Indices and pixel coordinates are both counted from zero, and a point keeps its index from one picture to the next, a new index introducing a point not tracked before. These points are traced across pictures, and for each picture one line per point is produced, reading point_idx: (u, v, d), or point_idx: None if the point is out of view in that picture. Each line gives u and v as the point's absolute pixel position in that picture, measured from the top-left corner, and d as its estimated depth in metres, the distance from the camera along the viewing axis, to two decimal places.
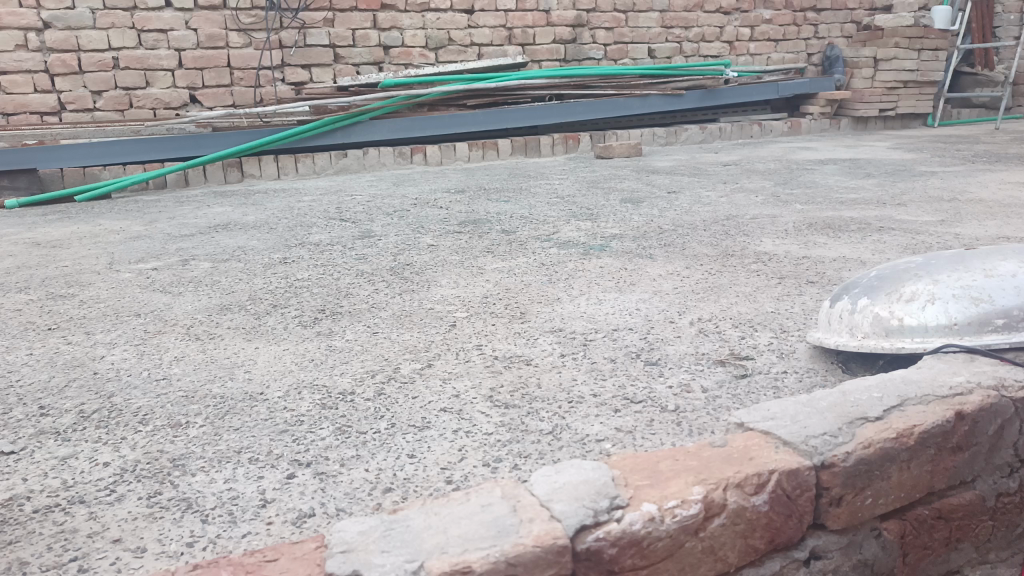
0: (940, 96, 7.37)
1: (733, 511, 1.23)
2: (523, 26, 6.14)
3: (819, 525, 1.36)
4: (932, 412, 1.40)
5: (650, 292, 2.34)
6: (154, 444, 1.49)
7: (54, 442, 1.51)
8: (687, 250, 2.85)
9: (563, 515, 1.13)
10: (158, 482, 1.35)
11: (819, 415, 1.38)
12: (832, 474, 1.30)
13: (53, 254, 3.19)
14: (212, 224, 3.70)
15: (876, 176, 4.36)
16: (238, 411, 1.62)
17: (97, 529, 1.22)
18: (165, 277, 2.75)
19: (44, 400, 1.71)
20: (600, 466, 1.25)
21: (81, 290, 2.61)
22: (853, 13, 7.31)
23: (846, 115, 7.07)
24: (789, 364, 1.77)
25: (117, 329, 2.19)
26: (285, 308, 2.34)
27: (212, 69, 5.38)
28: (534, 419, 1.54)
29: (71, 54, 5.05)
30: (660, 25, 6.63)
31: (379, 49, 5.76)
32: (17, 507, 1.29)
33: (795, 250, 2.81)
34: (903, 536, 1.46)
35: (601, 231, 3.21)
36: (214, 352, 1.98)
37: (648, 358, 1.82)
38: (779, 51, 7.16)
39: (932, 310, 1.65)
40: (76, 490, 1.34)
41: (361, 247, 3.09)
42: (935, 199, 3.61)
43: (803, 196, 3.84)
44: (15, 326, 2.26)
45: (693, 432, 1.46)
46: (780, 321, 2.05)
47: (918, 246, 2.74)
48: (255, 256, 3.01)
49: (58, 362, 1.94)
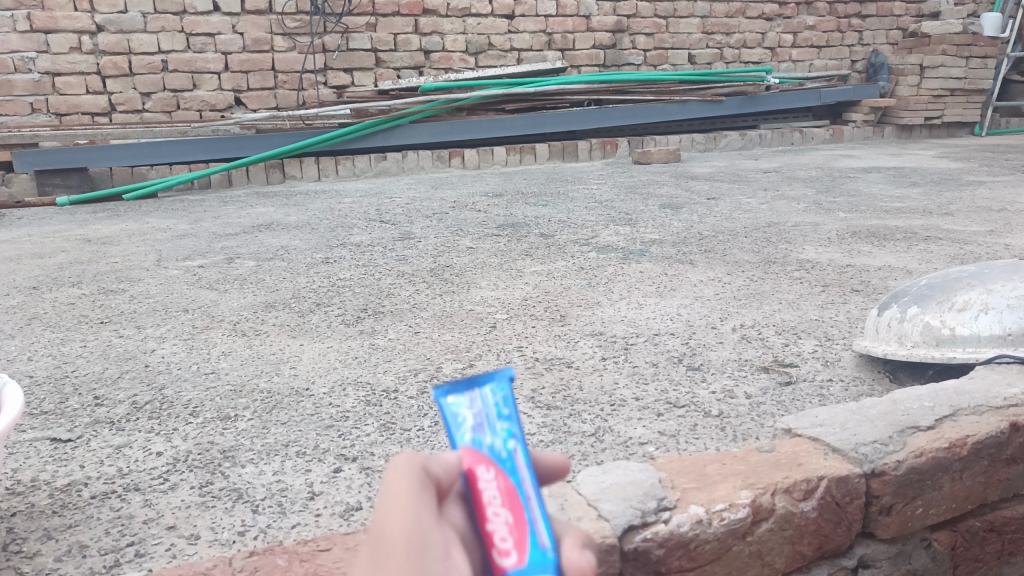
0: (987, 105, 7.21)
1: (781, 516, 1.22)
2: (563, 31, 6.15)
3: (867, 534, 1.35)
4: (986, 423, 1.38)
5: (690, 297, 2.33)
6: (205, 436, 1.52)
7: (109, 431, 1.56)
8: (729, 256, 2.83)
9: (611, 515, 1.13)
10: (210, 472, 1.38)
11: (869, 423, 1.36)
12: (882, 482, 1.29)
13: (103, 251, 3.27)
14: (255, 224, 3.77)
15: (921, 185, 4.28)
16: (285, 406, 1.66)
17: (152, 515, 1.26)
18: (212, 274, 2.82)
19: (98, 391, 1.76)
20: (647, 468, 1.25)
21: (131, 286, 2.68)
22: (900, 19, 7.21)
23: (889, 123, 6.95)
24: (834, 372, 1.75)
25: (167, 324, 2.25)
26: (328, 307, 2.38)
27: (257, 73, 5.48)
28: (576, 421, 1.54)
29: (122, 56, 5.18)
30: (701, 31, 6.59)
31: (420, 54, 5.81)
32: (75, 493, 1.33)
33: (838, 258, 2.78)
34: (954, 548, 1.44)
35: (641, 236, 3.20)
36: (260, 348, 2.02)
37: (690, 363, 1.82)
38: (822, 58, 7.07)
39: (986, 319, 1.62)
40: (132, 477, 1.38)
41: (401, 248, 3.12)
42: (984, 209, 3.54)
43: (846, 205, 3.79)
44: (70, 319, 2.34)
45: (738, 438, 1.45)
46: (824, 329, 2.03)
47: (966, 256, 2.70)
48: (299, 255, 3.06)
49: (111, 355, 2.00)
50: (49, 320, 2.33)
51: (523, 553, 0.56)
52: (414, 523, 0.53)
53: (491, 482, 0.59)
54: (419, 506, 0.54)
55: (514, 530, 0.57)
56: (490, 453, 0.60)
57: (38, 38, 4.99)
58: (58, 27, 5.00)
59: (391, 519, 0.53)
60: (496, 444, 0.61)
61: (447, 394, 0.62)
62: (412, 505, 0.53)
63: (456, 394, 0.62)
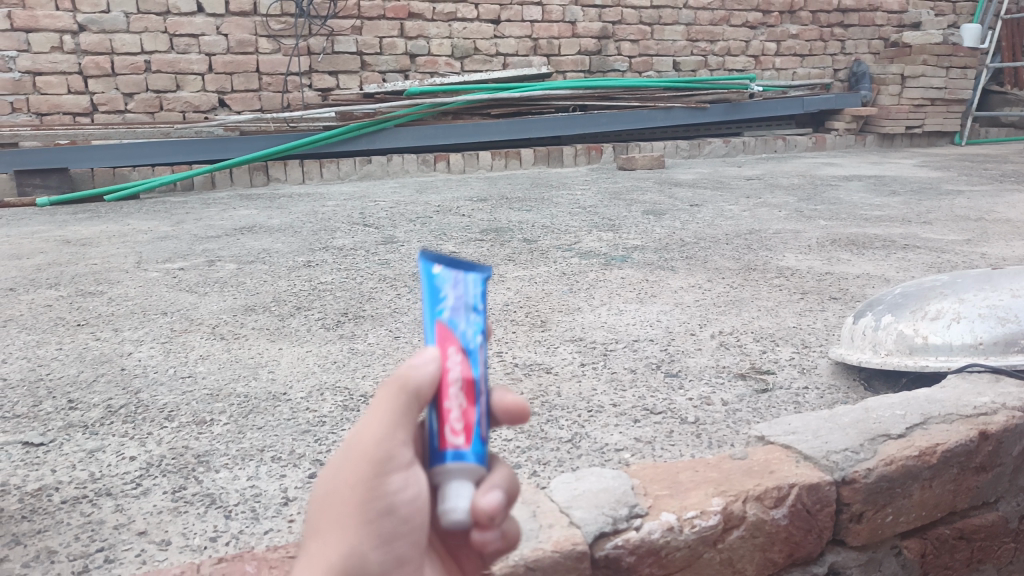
0: (967, 115, 7.30)
1: (752, 523, 1.23)
2: (548, 37, 6.17)
3: (838, 541, 1.36)
4: (956, 430, 1.39)
5: (670, 303, 2.35)
6: (179, 440, 1.51)
7: (82, 435, 1.54)
8: (710, 263, 2.85)
9: (583, 522, 1.14)
10: (184, 477, 1.37)
11: (840, 431, 1.37)
12: (853, 490, 1.30)
13: (83, 252, 3.25)
14: (237, 227, 3.75)
15: (901, 194, 4.33)
16: (262, 410, 1.65)
17: (123, 521, 1.25)
18: (192, 277, 2.80)
19: (72, 394, 1.74)
20: (620, 474, 1.25)
21: (109, 288, 2.66)
22: (881, 29, 7.29)
23: (871, 131, 7.01)
24: (810, 379, 1.76)
25: (145, 327, 2.23)
26: (309, 310, 2.37)
27: (242, 74, 5.46)
28: (553, 427, 1.54)
29: (104, 56, 5.14)
30: (686, 38, 6.64)
31: (405, 57, 5.81)
32: (46, 498, 1.32)
33: (817, 265, 2.80)
34: (924, 555, 1.45)
35: (623, 242, 3.21)
36: (238, 352, 2.01)
37: (669, 369, 1.83)
38: (805, 66, 7.14)
39: (958, 328, 1.64)
40: (103, 482, 1.36)
41: (384, 252, 3.11)
42: (961, 218, 3.58)
43: (826, 212, 3.83)
44: (46, 321, 2.31)
45: (713, 445, 1.46)
46: (802, 336, 2.05)
47: (942, 264, 2.73)
48: (280, 258, 3.05)
49: (86, 358, 1.98)
50: (25, 322, 2.31)
51: (468, 437, 0.69)
52: (381, 450, 0.68)
53: (456, 365, 0.69)
54: (391, 432, 0.68)
55: (465, 413, 0.69)
56: (462, 339, 0.69)
57: (19, 36, 4.95)
58: (39, 26, 4.96)
59: (366, 441, 0.68)
60: (468, 331, 0.69)
61: (432, 267, 0.69)
62: (380, 436, 0.68)
63: (442, 273, 0.68)
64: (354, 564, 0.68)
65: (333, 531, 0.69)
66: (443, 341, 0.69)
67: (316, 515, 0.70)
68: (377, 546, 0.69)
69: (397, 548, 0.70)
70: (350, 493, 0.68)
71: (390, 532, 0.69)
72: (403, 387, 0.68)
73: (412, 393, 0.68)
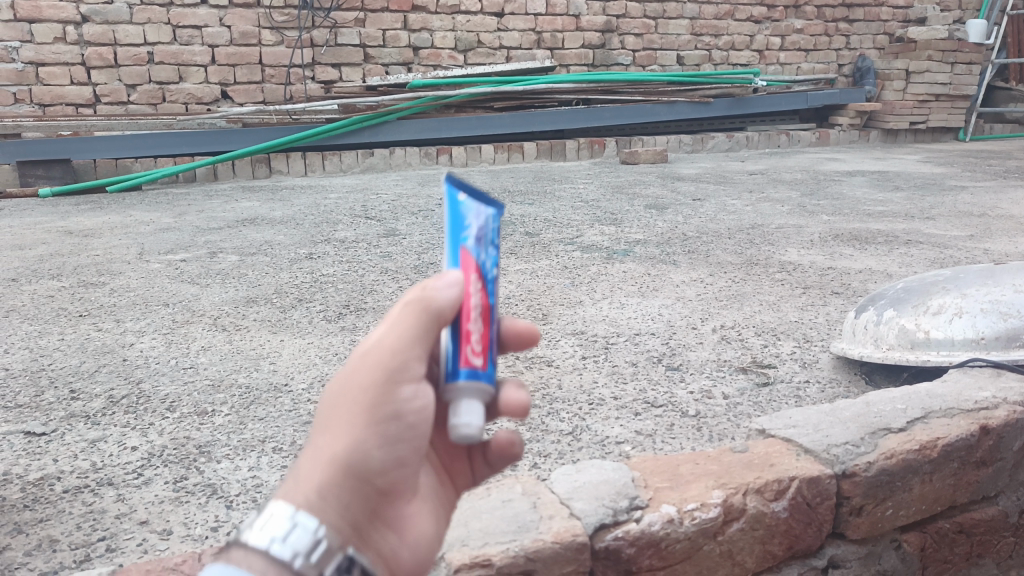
0: (972, 111, 7.27)
1: (752, 516, 1.23)
2: (552, 30, 6.15)
3: (837, 534, 1.36)
4: (956, 425, 1.39)
5: (672, 297, 2.34)
6: (181, 431, 1.52)
7: (84, 425, 1.55)
8: (712, 258, 2.84)
9: (583, 513, 1.14)
10: (185, 468, 1.38)
11: (841, 425, 1.37)
12: (853, 483, 1.30)
13: (85, 243, 3.25)
14: (239, 219, 3.75)
15: (905, 189, 4.31)
16: (263, 401, 1.65)
17: (125, 510, 1.25)
18: (194, 268, 2.80)
19: (75, 384, 1.75)
20: (621, 467, 1.26)
21: (111, 279, 2.66)
22: (887, 24, 7.26)
23: (875, 127, 6.99)
24: (811, 374, 1.76)
25: (147, 318, 2.23)
26: (310, 302, 2.37)
27: (245, 66, 5.45)
28: (554, 419, 1.54)
29: (107, 47, 5.14)
30: (690, 32, 6.61)
31: (408, 50, 5.80)
32: (48, 487, 1.32)
33: (820, 260, 2.79)
34: (923, 549, 1.45)
35: (625, 237, 3.20)
36: (240, 343, 2.02)
37: (669, 363, 1.83)
38: (810, 61, 7.11)
39: (960, 323, 1.64)
40: (105, 472, 1.37)
41: (385, 245, 3.11)
42: (965, 214, 3.57)
43: (830, 207, 3.82)
44: (48, 311, 2.32)
45: (714, 438, 1.46)
46: (803, 330, 2.05)
47: (945, 260, 2.72)
48: (282, 250, 3.05)
49: (88, 348, 1.99)
50: (28, 312, 2.31)
51: (484, 359, 0.73)
52: (396, 361, 0.67)
53: (476, 290, 0.73)
54: (409, 342, 0.68)
55: (483, 336, 0.73)
56: (481, 267, 0.74)
57: (22, 27, 4.94)
58: (42, 17, 4.95)
59: (382, 349, 0.67)
60: (486, 261, 0.75)
61: (458, 195, 0.73)
62: (398, 347, 0.67)
63: (467, 202, 0.73)
64: (352, 466, 0.67)
65: (335, 432, 0.67)
66: (465, 265, 0.73)
67: (321, 414, 0.69)
68: (378, 451, 0.67)
69: (398, 457, 0.69)
70: (359, 397, 0.67)
71: (393, 439, 0.68)
72: (426, 300, 0.68)
73: (434, 311, 0.68)
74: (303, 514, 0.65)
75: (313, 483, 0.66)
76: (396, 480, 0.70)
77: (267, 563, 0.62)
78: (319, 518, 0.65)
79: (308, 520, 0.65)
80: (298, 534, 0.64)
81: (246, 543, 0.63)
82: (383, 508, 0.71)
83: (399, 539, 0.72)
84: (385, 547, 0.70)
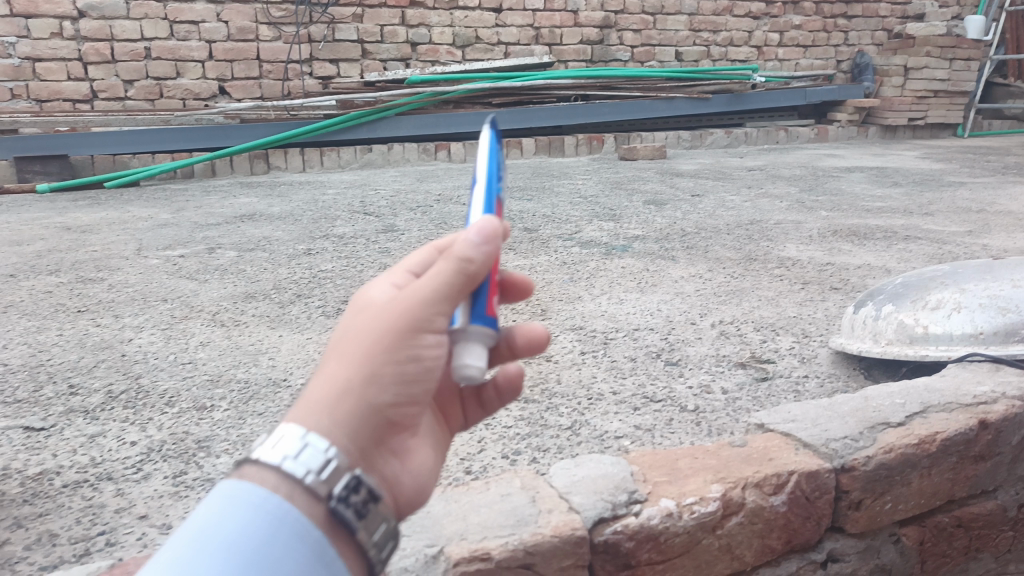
0: (970, 107, 7.27)
1: (751, 510, 1.23)
2: (551, 26, 6.15)
3: (836, 528, 1.36)
4: (955, 419, 1.39)
5: (671, 293, 2.34)
6: (180, 426, 1.52)
7: (82, 420, 1.55)
8: (710, 253, 2.85)
9: (582, 507, 1.14)
10: (184, 462, 1.38)
11: (840, 419, 1.38)
12: (852, 477, 1.30)
13: (83, 239, 3.24)
14: (238, 215, 3.74)
15: (903, 185, 4.32)
16: (262, 396, 1.65)
17: (124, 505, 1.25)
18: (193, 264, 2.80)
19: (73, 379, 1.75)
20: (619, 461, 1.26)
21: (110, 275, 2.66)
22: (885, 20, 7.26)
23: (874, 123, 6.99)
24: (810, 368, 1.77)
25: (145, 314, 2.23)
26: (309, 298, 2.37)
27: (242, 62, 5.44)
28: (553, 414, 1.55)
29: (104, 43, 5.12)
30: (688, 28, 6.60)
31: (407, 46, 5.79)
32: (47, 482, 1.32)
33: (819, 256, 2.80)
34: (922, 543, 1.46)
35: (623, 232, 3.21)
36: (239, 339, 2.01)
37: (668, 358, 1.83)
38: (808, 57, 7.11)
39: (958, 318, 1.64)
40: (104, 467, 1.37)
41: (384, 241, 3.11)
42: (963, 210, 3.58)
43: (828, 203, 3.82)
44: (46, 307, 2.31)
45: (712, 433, 1.46)
46: (802, 326, 2.05)
47: (944, 256, 2.73)
48: (281, 246, 3.05)
49: (87, 344, 1.98)
50: (26, 308, 2.30)
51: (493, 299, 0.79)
52: (424, 310, 0.67)
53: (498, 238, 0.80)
54: (440, 297, 0.67)
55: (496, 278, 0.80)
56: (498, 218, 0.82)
57: (19, 22, 4.92)
58: (39, 12, 4.94)
59: (412, 298, 0.67)
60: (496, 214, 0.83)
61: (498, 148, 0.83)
62: (427, 296, 0.67)
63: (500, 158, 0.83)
64: (366, 396, 0.68)
65: (352, 363, 0.68)
66: (500, 212, 0.79)
67: (341, 343, 0.70)
68: (393, 388, 0.69)
69: (411, 396, 0.70)
70: (380, 333, 0.68)
71: (409, 380, 0.69)
72: (463, 259, 0.66)
73: (471, 275, 0.67)
74: (315, 435, 0.66)
75: (325, 407, 0.67)
76: (407, 413, 0.71)
77: (279, 479, 0.64)
78: (329, 440, 0.66)
79: (319, 441, 0.66)
80: (310, 453, 0.65)
81: (259, 459, 0.65)
82: (390, 438, 0.72)
83: (402, 468, 0.73)
84: (388, 475, 0.72)
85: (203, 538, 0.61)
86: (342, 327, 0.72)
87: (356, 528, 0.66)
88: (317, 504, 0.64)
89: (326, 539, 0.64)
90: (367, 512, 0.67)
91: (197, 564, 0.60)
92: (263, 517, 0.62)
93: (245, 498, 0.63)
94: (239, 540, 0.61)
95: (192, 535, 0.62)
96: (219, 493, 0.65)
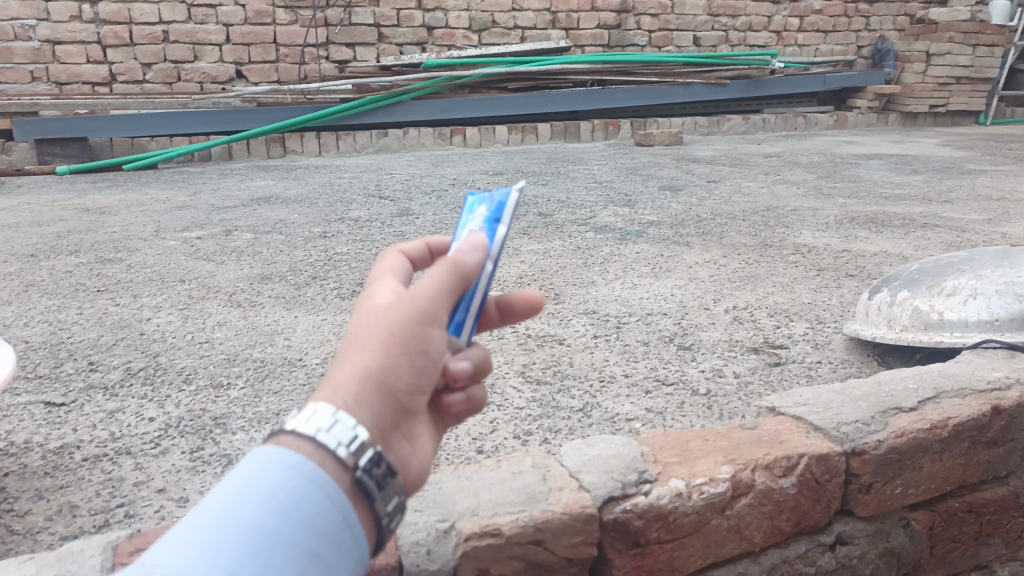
0: (993, 94, 7.16)
1: (761, 491, 1.24)
2: (568, 10, 6.10)
3: (846, 511, 1.36)
4: (968, 405, 1.39)
5: (685, 278, 2.34)
6: (197, 403, 1.54)
7: (102, 397, 1.57)
8: (725, 239, 2.84)
9: (593, 486, 1.16)
10: (201, 438, 1.40)
11: (851, 404, 1.38)
12: (863, 461, 1.30)
13: (102, 220, 3.28)
14: (254, 198, 3.76)
15: (923, 172, 4.27)
16: (278, 375, 1.67)
17: (142, 478, 1.28)
18: (209, 246, 2.82)
19: (92, 357, 1.78)
20: (630, 442, 1.27)
21: (128, 256, 2.69)
22: (908, 6, 7.15)
23: (894, 110, 6.89)
24: (823, 354, 1.76)
25: (163, 293, 2.26)
26: (324, 280, 2.38)
27: (259, 45, 5.45)
28: (565, 396, 1.55)
29: (123, 26, 5.15)
30: (706, 12, 6.53)
31: (423, 30, 5.77)
32: (68, 455, 1.35)
33: (835, 243, 2.78)
34: (932, 527, 1.46)
35: (638, 218, 3.20)
36: (255, 319, 2.04)
37: (681, 343, 1.83)
38: (828, 43, 7.01)
39: (975, 305, 1.63)
40: (123, 442, 1.39)
41: (398, 224, 3.12)
42: (983, 198, 3.53)
43: (846, 190, 3.79)
44: (66, 287, 2.34)
45: (724, 416, 1.47)
46: (816, 312, 2.04)
47: (962, 243, 2.70)
48: (296, 229, 3.07)
49: (106, 323, 2.01)
50: (46, 287, 2.34)
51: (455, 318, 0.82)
52: (431, 301, 0.71)
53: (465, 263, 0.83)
54: (440, 292, 0.72)
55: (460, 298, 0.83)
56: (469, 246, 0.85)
57: (38, 5, 4.96)
58: None
59: (420, 293, 0.71)
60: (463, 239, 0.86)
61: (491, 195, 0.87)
62: (432, 289, 0.71)
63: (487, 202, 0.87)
64: (386, 382, 0.71)
65: (369, 353, 0.71)
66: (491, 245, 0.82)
67: (355, 339, 0.72)
68: (409, 373, 0.72)
69: (421, 384, 0.73)
70: (393, 326, 0.71)
71: (419, 369, 0.72)
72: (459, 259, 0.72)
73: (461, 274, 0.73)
74: (345, 413, 0.68)
75: (349, 393, 0.69)
76: (418, 400, 0.74)
77: (312, 448, 0.66)
78: (356, 418, 0.68)
79: (349, 419, 0.68)
80: (341, 428, 0.67)
81: (292, 429, 0.66)
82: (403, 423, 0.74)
83: (411, 451, 0.75)
84: (400, 456, 0.74)
85: (242, 489, 0.63)
86: (351, 326, 0.75)
87: (376, 498, 0.68)
88: (344, 473, 0.67)
89: (351, 506, 0.66)
90: (387, 483, 0.69)
91: (235, 514, 0.61)
92: (297, 478, 0.64)
93: (282, 460, 0.65)
94: (276, 496, 0.63)
95: (229, 487, 0.63)
96: (251, 455, 0.66)
